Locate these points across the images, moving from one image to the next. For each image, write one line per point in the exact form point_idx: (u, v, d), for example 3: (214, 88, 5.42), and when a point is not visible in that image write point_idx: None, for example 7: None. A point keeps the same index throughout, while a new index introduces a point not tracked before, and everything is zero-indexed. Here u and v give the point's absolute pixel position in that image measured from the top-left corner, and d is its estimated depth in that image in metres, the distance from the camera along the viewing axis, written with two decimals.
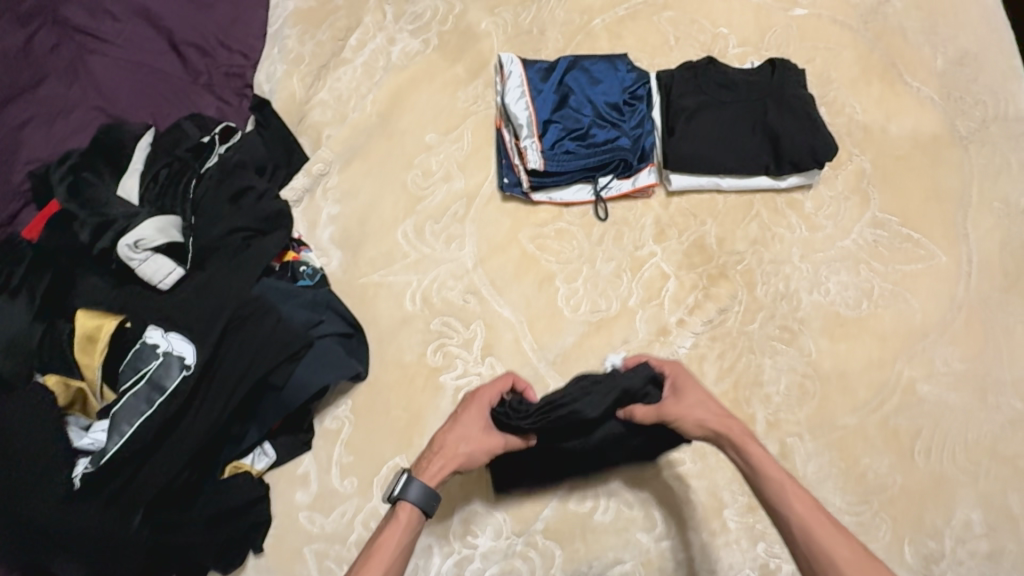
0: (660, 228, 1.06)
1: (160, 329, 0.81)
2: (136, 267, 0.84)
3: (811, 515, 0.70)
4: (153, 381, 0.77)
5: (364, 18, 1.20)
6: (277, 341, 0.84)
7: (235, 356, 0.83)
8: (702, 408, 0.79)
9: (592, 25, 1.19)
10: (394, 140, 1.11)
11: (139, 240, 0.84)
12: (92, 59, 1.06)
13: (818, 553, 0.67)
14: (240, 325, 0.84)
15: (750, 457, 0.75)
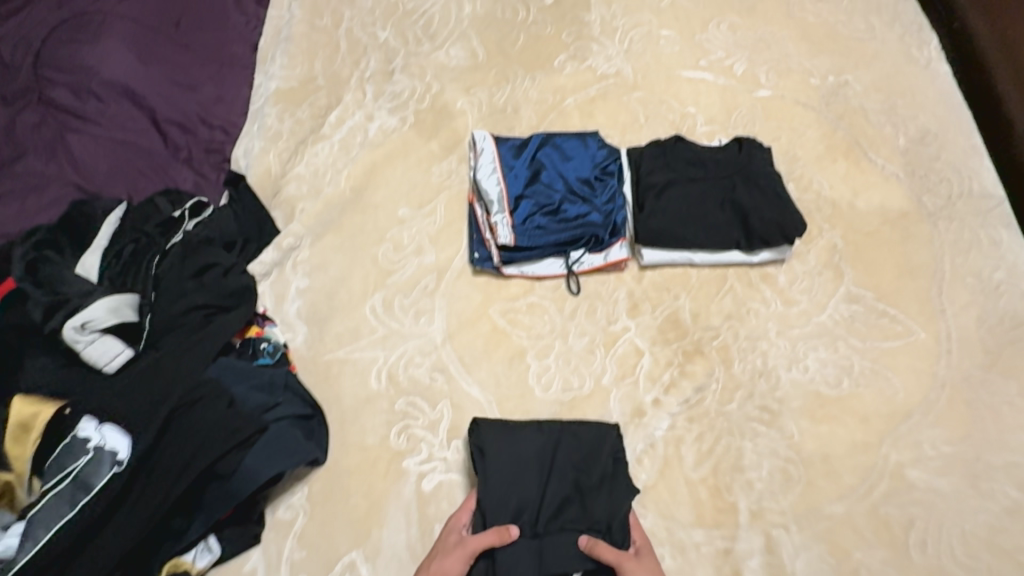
0: (633, 302, 1.05)
1: (94, 421, 0.77)
2: (81, 350, 0.81)
3: None
4: (79, 481, 0.73)
5: (344, 97, 1.24)
6: (225, 428, 0.79)
7: (180, 446, 0.78)
8: (654, 574, 0.82)
9: (565, 104, 1.23)
10: (367, 213, 1.12)
11: (87, 321, 0.82)
12: (72, 137, 1.07)
13: None
14: (187, 411, 0.80)
15: None
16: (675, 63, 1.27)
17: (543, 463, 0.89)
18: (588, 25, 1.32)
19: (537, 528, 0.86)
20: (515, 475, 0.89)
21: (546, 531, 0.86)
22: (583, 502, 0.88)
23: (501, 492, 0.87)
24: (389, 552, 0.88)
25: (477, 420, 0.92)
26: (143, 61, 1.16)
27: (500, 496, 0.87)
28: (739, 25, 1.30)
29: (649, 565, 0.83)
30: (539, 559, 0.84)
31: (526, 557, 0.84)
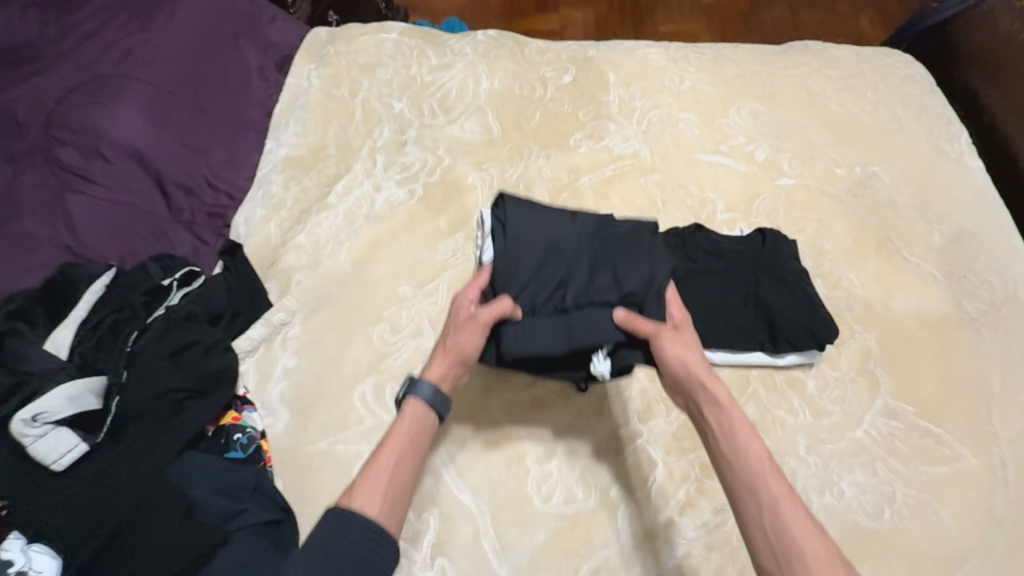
0: (646, 402, 0.96)
1: (22, 539, 0.71)
2: (28, 446, 0.73)
3: (788, 508, 0.69)
4: None
5: (354, 166, 1.22)
6: (177, 545, 0.72)
7: (123, 568, 0.71)
8: (688, 347, 0.84)
9: (579, 184, 1.20)
10: (366, 289, 1.06)
11: (39, 414, 0.74)
12: (72, 197, 1.05)
13: (785, 542, 0.67)
14: (137, 526, 0.73)
15: (731, 429, 0.76)
16: (694, 147, 1.23)
17: (580, 237, 0.95)
18: (606, 105, 1.30)
19: (564, 304, 0.89)
20: (540, 267, 0.92)
21: (584, 287, 0.90)
22: (614, 277, 0.90)
23: (527, 327, 0.88)
24: None
25: (505, 197, 0.98)
26: (157, 123, 1.15)
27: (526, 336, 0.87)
28: (760, 111, 1.27)
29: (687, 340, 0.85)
30: (565, 339, 0.87)
31: (552, 333, 0.87)
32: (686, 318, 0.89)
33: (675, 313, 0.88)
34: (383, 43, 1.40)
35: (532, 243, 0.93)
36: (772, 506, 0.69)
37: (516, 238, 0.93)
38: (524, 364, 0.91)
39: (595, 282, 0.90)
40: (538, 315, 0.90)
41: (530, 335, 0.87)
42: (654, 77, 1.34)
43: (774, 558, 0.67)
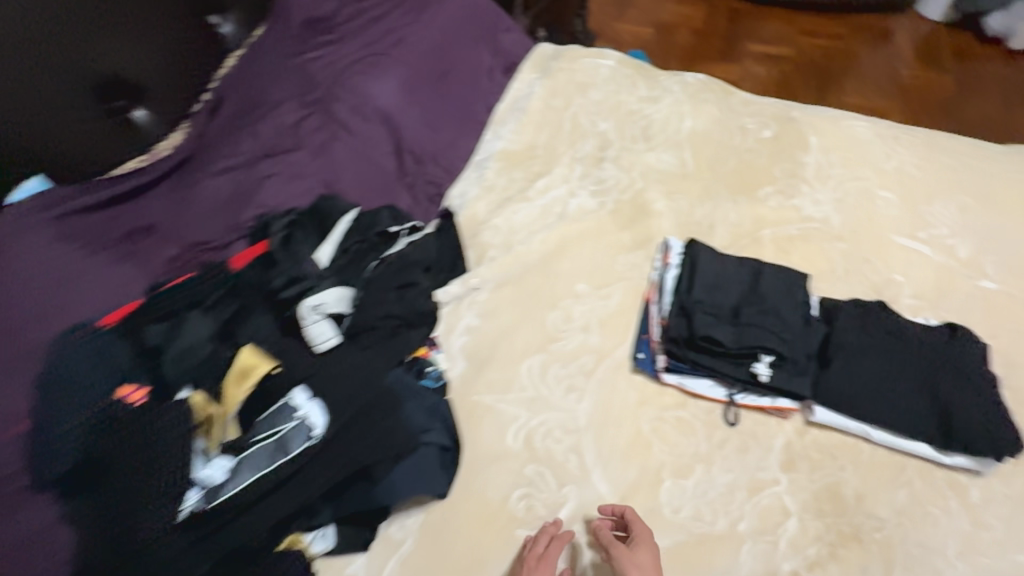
0: (789, 455, 0.99)
1: (306, 393, 0.88)
2: (306, 326, 0.93)
3: None
4: (281, 442, 0.84)
5: (555, 170, 1.36)
6: (389, 440, 0.87)
7: (349, 443, 0.87)
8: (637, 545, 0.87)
9: (761, 234, 1.24)
10: (548, 278, 1.18)
11: (320, 304, 0.94)
12: (336, 145, 1.30)
13: None
14: (365, 414, 0.89)
15: None
16: (888, 227, 1.23)
17: (757, 274, 1.11)
18: (802, 166, 1.34)
19: (734, 317, 1.05)
20: (720, 285, 1.09)
21: (755, 310, 1.06)
22: (781, 314, 1.06)
23: (700, 321, 1.04)
24: None
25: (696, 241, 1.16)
26: (408, 100, 1.39)
27: (697, 326, 1.03)
28: (970, 208, 1.24)
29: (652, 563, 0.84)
30: (732, 340, 1.02)
31: (722, 333, 1.03)
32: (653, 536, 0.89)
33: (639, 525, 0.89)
34: (599, 68, 1.55)
35: (717, 267, 1.11)
36: None
37: (704, 258, 1.12)
38: (684, 351, 1.04)
39: (766, 311, 1.06)
40: (710, 316, 1.05)
41: (710, 327, 1.03)
42: (858, 150, 1.35)
43: None
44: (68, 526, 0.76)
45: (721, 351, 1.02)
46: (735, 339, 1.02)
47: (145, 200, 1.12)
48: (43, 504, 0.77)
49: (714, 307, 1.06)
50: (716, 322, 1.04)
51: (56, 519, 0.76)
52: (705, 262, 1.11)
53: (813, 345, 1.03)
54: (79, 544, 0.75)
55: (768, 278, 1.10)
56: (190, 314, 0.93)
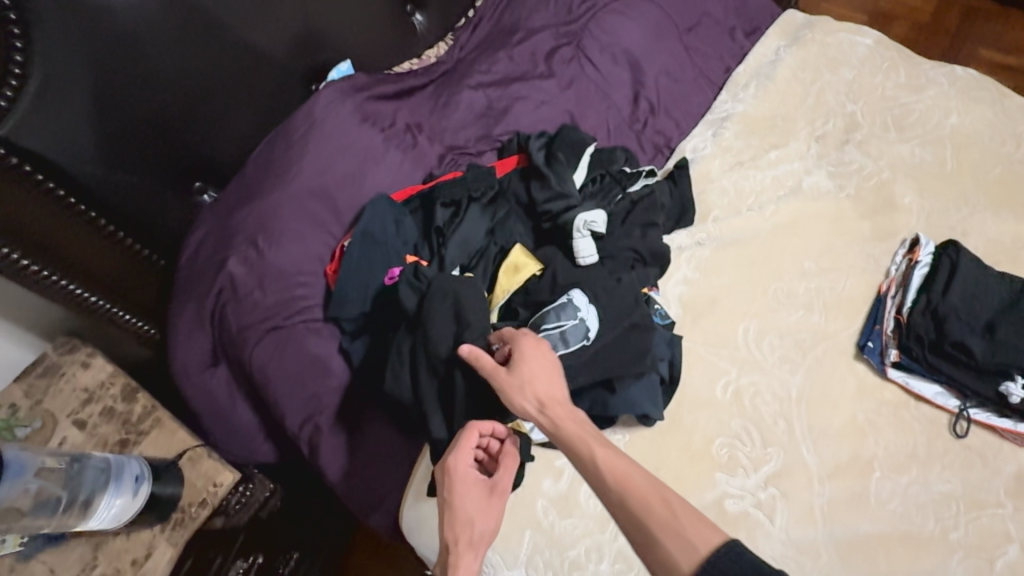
0: (1019, 484, 0.94)
1: (585, 296, 0.93)
2: (575, 239, 1.00)
3: (633, 489, 0.63)
4: (565, 334, 0.90)
5: (793, 144, 1.31)
6: (641, 357, 0.93)
7: (608, 351, 0.92)
8: (531, 367, 0.77)
9: (1023, 254, 1.14)
10: (775, 250, 1.17)
11: (590, 222, 1.00)
12: (584, 80, 1.35)
13: (633, 508, 0.62)
14: (624, 330, 0.94)
15: (563, 425, 0.72)
16: None
17: (1023, 293, 1.02)
18: None
19: (992, 331, 0.99)
20: (979, 295, 1.02)
21: (1018, 327, 0.99)
22: None
23: (952, 326, 0.99)
24: None
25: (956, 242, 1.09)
26: (654, 49, 1.41)
27: (949, 332, 0.99)
28: None
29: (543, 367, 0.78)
30: (986, 354, 0.97)
31: (976, 345, 0.98)
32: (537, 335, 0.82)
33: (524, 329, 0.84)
34: (856, 45, 1.44)
35: (979, 275, 1.04)
36: (630, 478, 0.64)
37: (964, 262, 1.05)
38: (927, 355, 1.01)
39: None
40: (965, 324, 1.00)
41: (961, 334, 0.99)
42: None
43: (626, 521, 0.63)
44: (344, 355, 1.03)
45: (968, 362, 0.98)
46: (984, 350, 0.98)
47: (414, 99, 1.25)
48: (331, 335, 1.03)
49: (969, 316, 1.00)
50: (970, 331, 0.99)
51: (339, 349, 1.03)
52: (967, 267, 1.04)
53: None
54: (352, 371, 1.03)
55: None
56: (469, 206, 1.03)
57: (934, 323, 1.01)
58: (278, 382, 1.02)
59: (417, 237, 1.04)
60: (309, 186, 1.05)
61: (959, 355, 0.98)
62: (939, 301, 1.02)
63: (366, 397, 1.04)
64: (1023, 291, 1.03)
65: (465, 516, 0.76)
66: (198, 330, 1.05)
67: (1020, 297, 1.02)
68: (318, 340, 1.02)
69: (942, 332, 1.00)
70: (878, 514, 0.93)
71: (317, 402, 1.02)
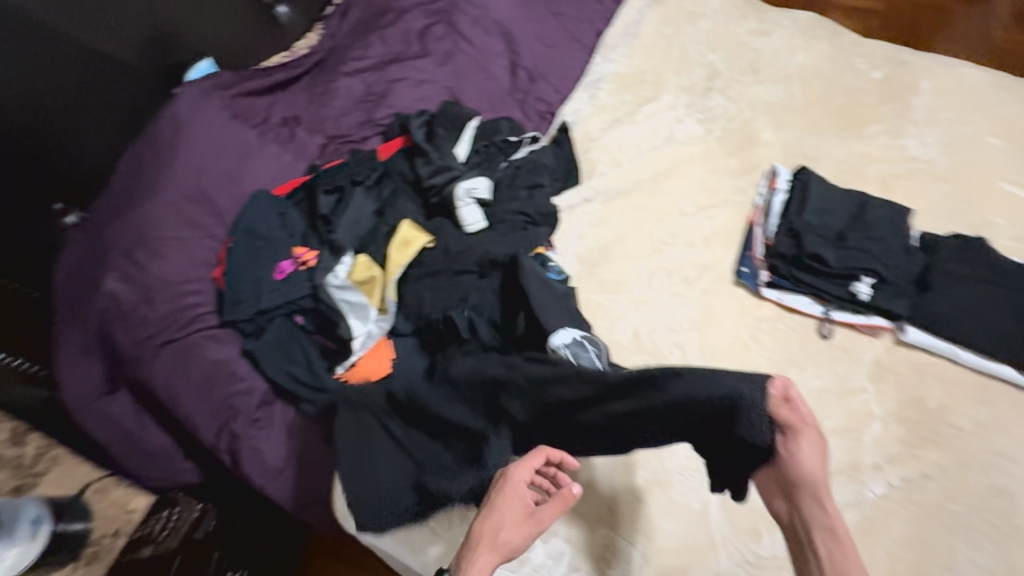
0: (878, 368, 1.07)
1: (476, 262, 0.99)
2: (459, 207, 1.04)
3: (833, 519, 0.78)
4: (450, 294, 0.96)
5: (663, 97, 1.40)
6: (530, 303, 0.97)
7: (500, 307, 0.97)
8: (813, 445, 0.79)
9: (865, 170, 1.28)
10: (655, 196, 1.26)
11: (470, 188, 1.05)
12: (460, 55, 1.37)
13: (837, 542, 0.77)
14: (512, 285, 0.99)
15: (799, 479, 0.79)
16: (995, 172, 1.25)
17: (860, 205, 1.16)
18: (911, 109, 1.34)
19: (841, 241, 1.11)
20: (827, 210, 1.15)
21: (861, 233, 1.12)
22: (883, 241, 1.11)
23: (808, 241, 1.11)
24: (591, 471, 0.98)
25: (802, 169, 1.22)
26: (525, 19, 1.44)
27: (806, 246, 1.10)
28: None
29: (818, 457, 0.79)
30: (841, 260, 1.09)
31: (829, 254, 1.09)
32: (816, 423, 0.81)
33: (808, 414, 0.80)
34: None
35: (825, 195, 1.17)
36: (838, 537, 0.77)
37: (809, 183, 1.18)
38: (791, 270, 1.12)
39: (871, 238, 1.11)
40: (818, 238, 1.12)
41: (816, 247, 1.10)
42: (971, 97, 1.35)
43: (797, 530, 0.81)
44: (249, 358, 1.01)
45: (824, 270, 1.10)
46: (834, 256, 1.09)
47: (288, 94, 1.23)
48: (233, 340, 1.01)
49: (821, 230, 1.12)
50: (823, 244, 1.11)
51: (242, 353, 1.01)
52: (814, 188, 1.17)
53: (908, 272, 1.10)
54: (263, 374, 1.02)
55: (876, 209, 1.16)
56: (352, 191, 1.04)
57: (793, 241, 1.12)
58: (185, 395, 0.99)
59: (303, 227, 1.03)
60: (183, 190, 1.01)
61: (817, 266, 1.10)
62: (795, 221, 1.14)
63: (282, 396, 1.03)
64: (860, 203, 1.16)
65: (497, 523, 0.80)
66: (87, 356, 1.00)
67: (859, 210, 1.15)
68: (217, 347, 1.00)
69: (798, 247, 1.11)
70: None
71: (230, 409, 1.00)
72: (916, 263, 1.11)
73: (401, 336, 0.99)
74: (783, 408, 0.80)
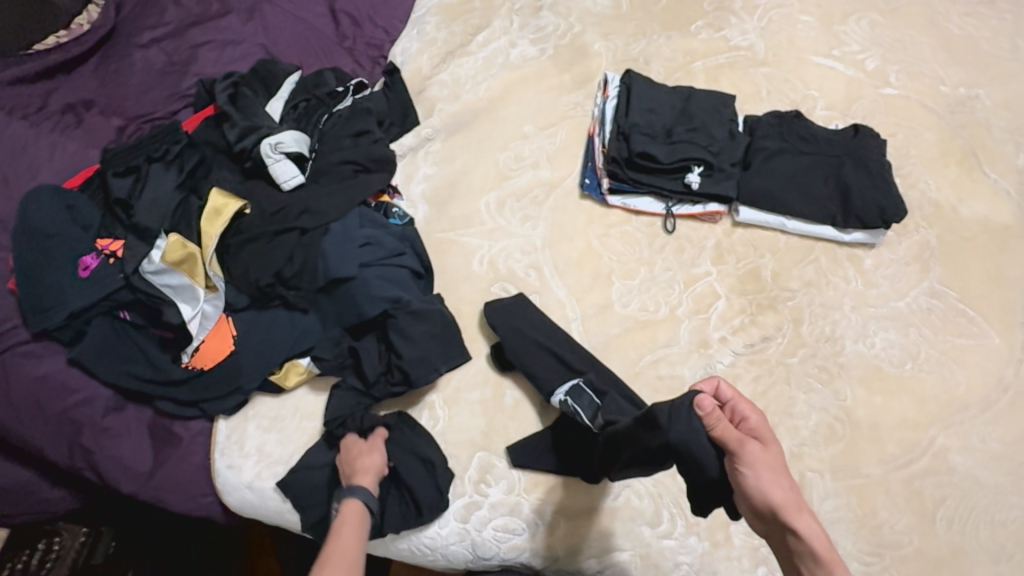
0: (719, 251, 1.13)
1: (301, 220, 1.00)
2: (270, 165, 1.03)
3: (787, 493, 0.71)
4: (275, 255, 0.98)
5: (494, 21, 1.34)
6: (358, 247, 1.00)
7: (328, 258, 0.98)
8: (750, 426, 0.76)
9: (693, 66, 1.31)
10: (496, 124, 1.23)
11: (278, 144, 1.03)
12: (268, 8, 1.24)
13: (787, 513, 0.70)
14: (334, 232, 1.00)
15: (752, 468, 0.72)
16: (807, 48, 1.31)
17: (685, 99, 1.20)
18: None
19: (670, 137, 1.15)
20: (654, 109, 1.18)
21: (684, 126, 1.16)
22: (709, 130, 1.16)
23: (638, 142, 1.14)
24: (463, 403, 1.01)
25: (631, 73, 1.23)
26: None
27: (637, 147, 1.13)
28: (880, 24, 1.33)
29: (774, 461, 0.73)
30: (669, 154, 1.13)
31: (658, 151, 1.13)
32: (763, 420, 0.77)
33: (747, 414, 0.76)
34: None
35: (652, 96, 1.19)
36: (787, 505, 0.70)
37: (635, 86, 1.20)
38: (628, 173, 1.15)
39: (696, 129, 1.16)
40: (647, 137, 1.15)
41: (645, 146, 1.13)
42: None
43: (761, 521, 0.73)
44: (78, 366, 0.95)
45: (657, 167, 1.13)
46: (662, 151, 1.14)
47: (75, 77, 1.12)
48: (56, 351, 0.94)
49: (649, 129, 1.16)
50: (652, 142, 1.14)
51: (69, 362, 0.94)
52: (642, 91, 1.20)
53: (734, 156, 1.15)
54: (102, 381, 0.95)
55: (702, 100, 1.19)
56: (152, 169, 1.01)
57: (629, 147, 1.14)
58: (15, 418, 0.92)
59: (102, 218, 1.00)
60: None
61: (650, 165, 1.14)
62: (625, 124, 1.16)
63: (134, 399, 0.97)
64: (685, 98, 1.20)
65: (362, 471, 0.91)
66: None
67: (685, 105, 1.19)
68: (39, 363, 0.93)
69: (631, 150, 1.14)
70: (620, 316, 1.08)
71: (70, 425, 0.93)
72: (740, 145, 1.17)
73: (238, 310, 0.99)
74: (715, 421, 0.76)
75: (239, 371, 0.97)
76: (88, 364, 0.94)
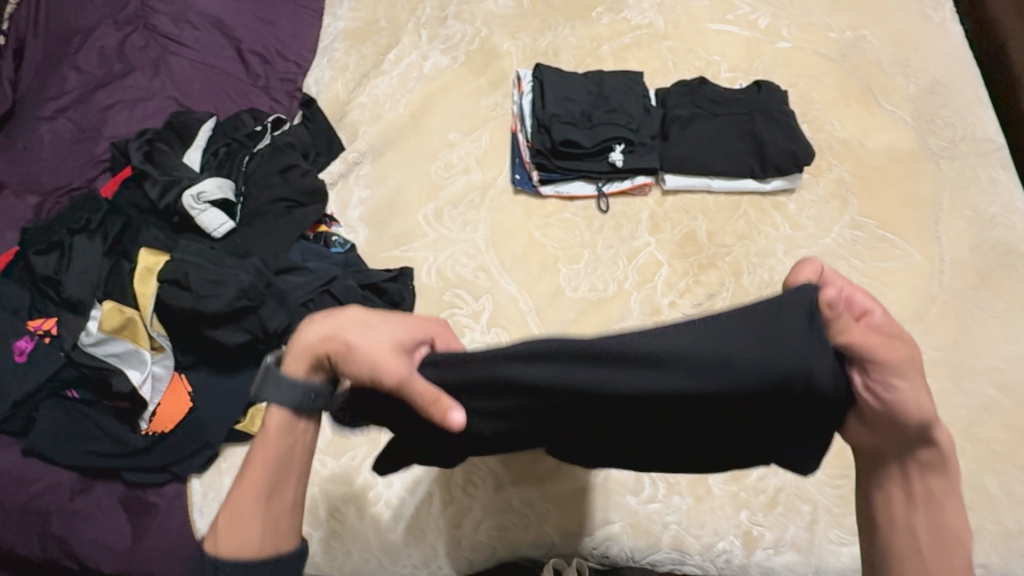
0: (654, 221, 1.18)
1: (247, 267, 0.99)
2: (196, 216, 1.02)
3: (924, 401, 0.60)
4: (220, 307, 0.94)
5: (402, 38, 1.36)
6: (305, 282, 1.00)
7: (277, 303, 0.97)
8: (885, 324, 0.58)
9: (601, 51, 1.35)
10: (421, 137, 1.25)
11: (201, 194, 1.03)
12: (173, 60, 1.23)
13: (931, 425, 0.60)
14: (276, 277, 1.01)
15: (901, 380, 0.57)
16: (703, 16, 1.38)
17: (597, 83, 1.24)
18: None
19: (590, 121, 1.20)
20: (570, 96, 1.22)
21: (602, 108, 1.21)
22: (625, 108, 1.20)
23: (559, 130, 1.18)
24: None
25: (542, 66, 1.26)
26: None
27: (559, 135, 1.17)
28: None
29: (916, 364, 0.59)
30: (591, 138, 1.18)
31: (580, 136, 1.18)
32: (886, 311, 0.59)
33: (871, 305, 0.58)
34: None
35: (567, 85, 1.23)
36: (928, 420, 0.60)
37: (548, 77, 1.24)
38: (556, 162, 1.18)
39: (614, 110, 1.20)
40: (567, 124, 1.19)
41: (567, 134, 1.18)
42: None
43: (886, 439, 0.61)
44: (34, 455, 0.93)
45: (581, 152, 1.18)
46: (584, 136, 1.18)
47: None
48: (9, 444, 0.93)
49: (569, 116, 1.19)
50: (573, 129, 1.19)
51: (24, 453, 0.92)
52: (556, 82, 1.23)
53: (652, 130, 1.20)
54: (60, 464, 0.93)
55: (614, 81, 1.24)
56: (75, 240, 0.98)
57: (552, 138, 1.18)
58: None
59: (32, 300, 0.97)
60: None
61: (575, 151, 1.18)
62: (546, 115, 1.19)
63: (98, 477, 0.95)
64: (597, 82, 1.25)
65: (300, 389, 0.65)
66: None
67: (599, 88, 1.23)
68: None
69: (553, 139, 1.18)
70: (572, 300, 1.11)
71: (37, 515, 0.91)
72: (654, 118, 1.22)
73: (189, 367, 0.99)
74: (843, 325, 0.56)
75: (207, 428, 0.96)
76: (43, 451, 0.92)
